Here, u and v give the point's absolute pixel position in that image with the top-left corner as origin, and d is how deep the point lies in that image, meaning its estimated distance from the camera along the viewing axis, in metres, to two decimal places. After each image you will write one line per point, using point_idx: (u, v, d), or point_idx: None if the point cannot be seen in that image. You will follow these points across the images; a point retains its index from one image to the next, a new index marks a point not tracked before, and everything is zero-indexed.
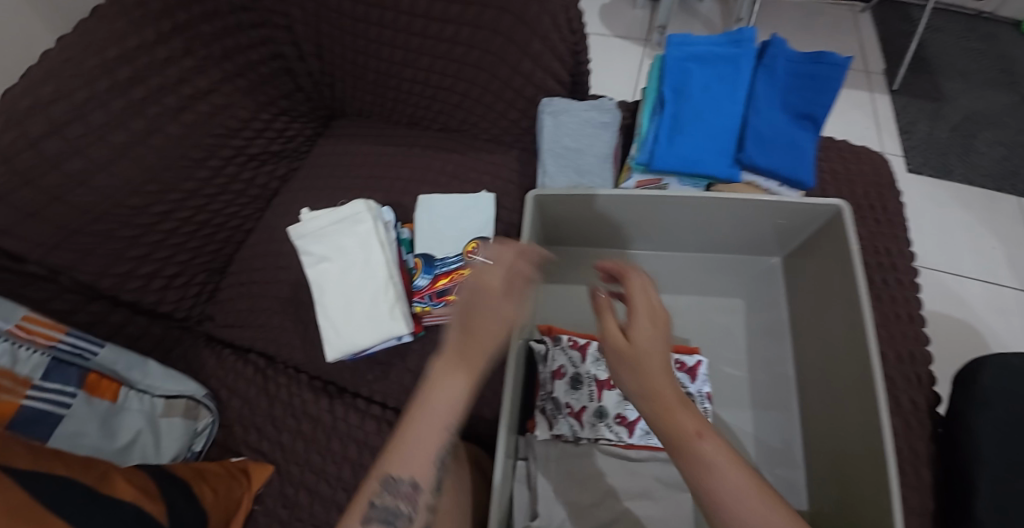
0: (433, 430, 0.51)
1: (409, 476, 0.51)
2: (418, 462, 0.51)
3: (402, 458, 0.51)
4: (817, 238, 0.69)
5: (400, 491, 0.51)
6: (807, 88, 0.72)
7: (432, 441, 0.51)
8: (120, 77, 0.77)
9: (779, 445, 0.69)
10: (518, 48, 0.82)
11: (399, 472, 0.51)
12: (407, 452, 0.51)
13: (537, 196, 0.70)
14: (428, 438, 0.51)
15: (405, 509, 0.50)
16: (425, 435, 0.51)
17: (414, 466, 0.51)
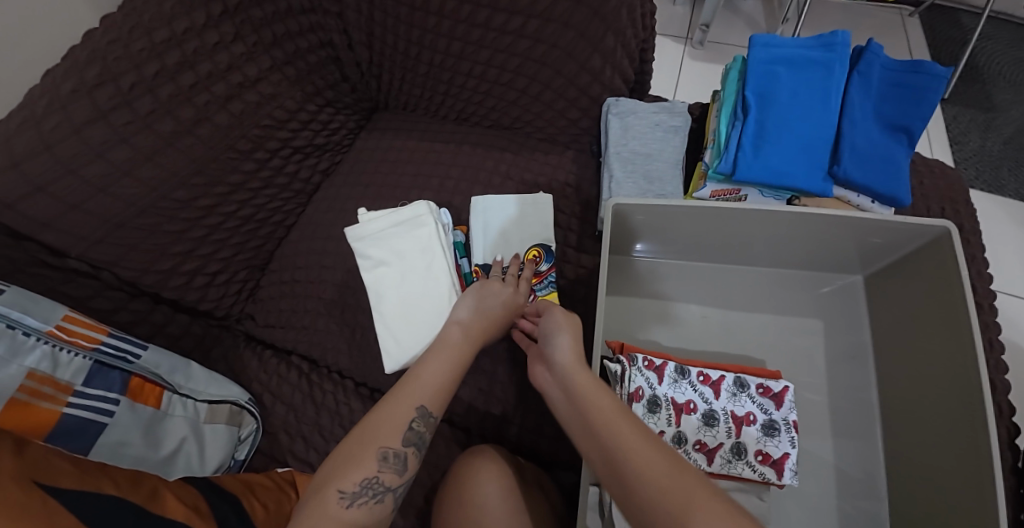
0: (445, 382, 0.55)
1: (435, 408, 0.54)
2: (429, 394, 0.54)
3: (427, 391, 0.54)
4: (913, 259, 0.64)
5: (429, 420, 0.53)
6: (905, 100, 0.68)
7: (439, 385, 0.55)
8: (168, 62, 0.72)
9: (860, 475, 0.64)
10: (588, 44, 0.78)
11: (429, 403, 0.53)
12: (434, 387, 0.54)
13: (615, 204, 0.65)
14: (445, 384, 0.55)
15: (429, 436, 0.54)
16: (432, 382, 0.55)
17: (439, 401, 0.54)
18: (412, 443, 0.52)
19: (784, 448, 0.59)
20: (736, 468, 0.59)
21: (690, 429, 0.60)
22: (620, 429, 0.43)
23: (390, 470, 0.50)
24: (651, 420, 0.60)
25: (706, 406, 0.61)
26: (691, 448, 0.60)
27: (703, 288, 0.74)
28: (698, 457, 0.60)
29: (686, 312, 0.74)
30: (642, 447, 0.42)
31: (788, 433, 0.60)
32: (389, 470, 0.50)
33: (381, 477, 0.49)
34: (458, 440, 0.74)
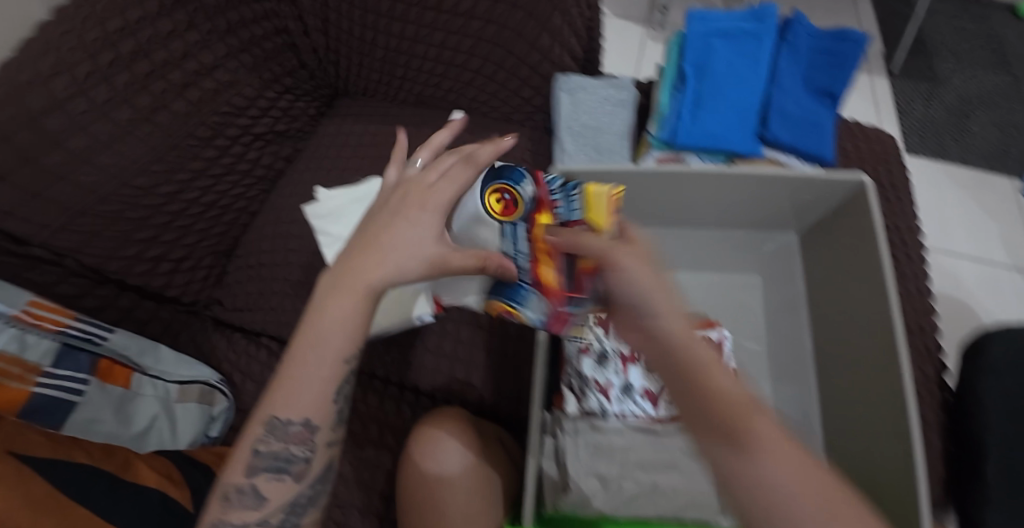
0: (311, 388, 0.48)
1: (293, 417, 0.48)
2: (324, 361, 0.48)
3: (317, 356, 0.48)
4: (839, 214, 0.69)
5: (285, 436, 0.49)
6: (829, 65, 0.73)
7: (316, 378, 0.48)
8: (123, 50, 0.74)
9: (798, 416, 0.69)
10: (537, 23, 0.82)
11: (280, 416, 0.48)
12: (291, 394, 0.48)
13: (561, 171, 0.67)
14: (316, 380, 0.48)
15: (295, 451, 0.49)
16: (304, 379, 0.48)
17: (292, 413, 0.48)
18: (268, 468, 0.49)
19: None
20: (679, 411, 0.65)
21: (636, 378, 0.66)
22: (705, 364, 0.39)
23: (239, 507, 0.48)
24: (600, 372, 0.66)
25: None
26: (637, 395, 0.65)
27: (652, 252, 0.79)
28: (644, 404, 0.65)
29: None
30: (722, 381, 0.39)
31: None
32: (241, 503, 0.48)
33: (229, 515, 0.48)
34: (424, 406, 0.77)
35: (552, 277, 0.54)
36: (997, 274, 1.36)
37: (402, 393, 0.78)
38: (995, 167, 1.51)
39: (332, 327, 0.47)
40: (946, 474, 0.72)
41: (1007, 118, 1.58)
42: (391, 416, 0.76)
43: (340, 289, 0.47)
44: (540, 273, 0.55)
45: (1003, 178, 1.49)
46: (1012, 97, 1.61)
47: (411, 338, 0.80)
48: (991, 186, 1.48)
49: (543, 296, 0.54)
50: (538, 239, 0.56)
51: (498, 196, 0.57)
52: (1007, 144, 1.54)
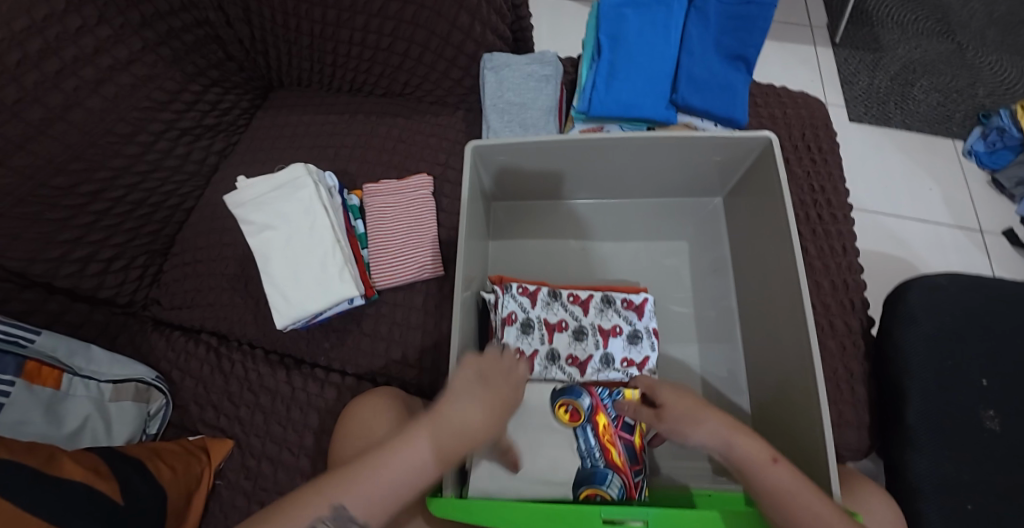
0: (396, 482, 0.50)
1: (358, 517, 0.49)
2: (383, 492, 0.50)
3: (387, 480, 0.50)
4: (751, 173, 0.72)
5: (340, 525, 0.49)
6: (740, 29, 0.73)
7: (385, 489, 0.50)
8: (30, 51, 0.70)
9: (725, 374, 0.71)
10: (453, 1, 0.81)
11: (350, 508, 0.49)
12: (372, 492, 0.49)
13: (475, 145, 0.69)
14: (391, 491, 0.50)
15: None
16: (379, 483, 0.50)
17: (361, 505, 0.49)
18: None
19: (646, 352, 0.66)
20: (606, 375, 0.66)
21: (561, 346, 0.67)
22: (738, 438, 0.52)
23: None
24: (525, 340, 0.66)
25: (576, 323, 0.68)
26: (563, 363, 0.66)
27: (579, 224, 0.80)
28: (571, 371, 0.66)
29: (566, 247, 0.79)
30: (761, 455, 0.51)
31: (650, 340, 0.67)
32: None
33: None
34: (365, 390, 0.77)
35: (620, 458, 0.60)
36: (941, 235, 1.37)
37: (341, 379, 0.78)
38: (939, 130, 1.51)
39: (418, 460, 0.51)
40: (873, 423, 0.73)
41: (951, 83, 1.58)
42: (330, 402, 0.76)
43: (424, 428, 0.52)
44: (611, 457, 0.60)
45: (946, 141, 1.49)
46: (956, 62, 1.61)
47: (349, 323, 0.80)
48: (935, 149, 1.48)
49: (618, 472, 0.60)
50: (606, 442, 0.61)
51: (564, 408, 0.63)
52: (950, 108, 1.54)
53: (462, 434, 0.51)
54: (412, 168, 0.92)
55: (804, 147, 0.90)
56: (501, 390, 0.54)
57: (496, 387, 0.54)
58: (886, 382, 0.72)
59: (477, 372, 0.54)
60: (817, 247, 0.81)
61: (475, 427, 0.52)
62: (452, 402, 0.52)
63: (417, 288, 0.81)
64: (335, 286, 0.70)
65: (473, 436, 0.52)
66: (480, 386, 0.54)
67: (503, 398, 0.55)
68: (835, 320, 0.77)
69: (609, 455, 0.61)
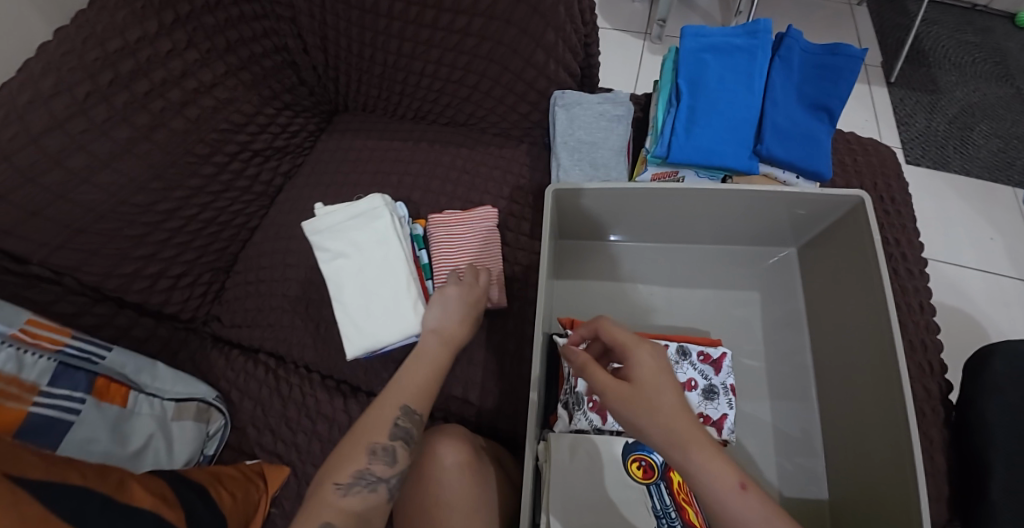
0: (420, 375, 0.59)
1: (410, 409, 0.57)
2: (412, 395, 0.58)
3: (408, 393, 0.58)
4: (834, 229, 0.70)
5: (397, 434, 0.56)
6: (824, 80, 0.72)
7: (420, 396, 0.58)
8: (121, 72, 0.74)
9: (798, 434, 0.68)
10: (531, 40, 0.82)
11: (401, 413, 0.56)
12: (407, 402, 0.57)
13: (555, 189, 0.69)
14: (423, 383, 0.59)
15: (401, 450, 0.55)
16: (408, 395, 0.58)
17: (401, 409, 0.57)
18: (379, 453, 0.54)
19: (723, 410, 0.64)
20: None
21: None
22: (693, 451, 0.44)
23: (358, 494, 0.52)
24: None
25: None
26: None
27: (647, 267, 0.79)
28: None
29: (633, 290, 0.78)
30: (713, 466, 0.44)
31: (727, 396, 0.65)
32: (378, 463, 0.54)
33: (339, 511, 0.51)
34: (422, 424, 0.76)
35: (698, 518, 0.56)
36: (1005, 287, 1.32)
37: None
38: (1000, 177, 1.46)
39: (424, 365, 0.60)
40: (953, 496, 0.69)
41: (1012, 129, 1.53)
42: None
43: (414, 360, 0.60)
44: (688, 517, 0.56)
45: (1007, 189, 1.44)
46: (1017, 107, 1.56)
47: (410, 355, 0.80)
48: (997, 196, 1.43)
49: None
50: (681, 500, 0.57)
51: (637, 462, 0.59)
52: (1011, 155, 1.49)
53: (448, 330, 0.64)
54: (475, 199, 0.92)
55: (876, 198, 0.87)
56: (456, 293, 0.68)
57: (451, 293, 0.68)
58: (969, 453, 0.68)
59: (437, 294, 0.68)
60: (893, 303, 0.78)
61: (449, 319, 0.65)
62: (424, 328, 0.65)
63: (479, 323, 0.80)
64: (404, 320, 0.70)
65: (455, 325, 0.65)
66: (438, 298, 0.67)
67: (457, 284, 0.69)
68: (913, 383, 0.73)
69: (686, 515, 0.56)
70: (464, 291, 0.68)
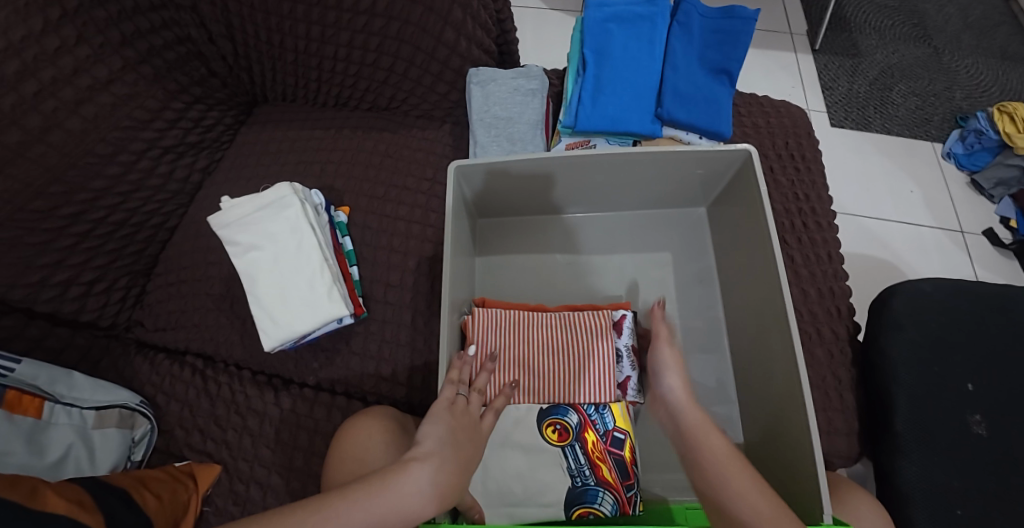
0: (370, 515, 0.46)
1: None
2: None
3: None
4: (730, 186, 0.72)
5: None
6: (722, 42, 0.74)
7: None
8: (6, 72, 0.69)
9: (714, 384, 0.71)
10: (438, 17, 0.81)
11: None
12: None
13: (457, 165, 0.69)
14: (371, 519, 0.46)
15: None
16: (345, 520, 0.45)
17: None
18: None
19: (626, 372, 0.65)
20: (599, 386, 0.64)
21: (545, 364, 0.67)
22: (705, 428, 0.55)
23: None
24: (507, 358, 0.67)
25: None
26: None
27: (562, 236, 0.80)
28: None
29: (552, 261, 0.79)
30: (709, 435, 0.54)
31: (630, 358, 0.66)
32: None
33: None
34: (354, 409, 0.77)
35: (612, 474, 0.60)
36: (923, 236, 1.39)
37: (331, 399, 0.77)
38: (918, 134, 1.53)
39: (415, 484, 0.48)
40: (862, 431, 0.73)
41: (928, 87, 1.60)
42: (320, 422, 0.76)
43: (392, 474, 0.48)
44: (602, 474, 0.60)
45: (926, 144, 1.51)
46: (933, 66, 1.64)
47: (338, 342, 0.79)
48: (916, 152, 1.50)
49: (610, 489, 0.60)
50: (594, 458, 0.61)
51: (552, 427, 0.62)
52: (928, 112, 1.56)
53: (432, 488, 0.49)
54: (399, 182, 0.89)
55: (787, 156, 0.90)
56: (469, 446, 0.53)
57: (462, 444, 0.52)
58: (875, 389, 0.72)
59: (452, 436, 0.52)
60: (802, 255, 0.82)
61: (445, 477, 0.49)
62: (427, 450, 0.50)
63: (405, 304, 0.80)
64: (324, 306, 0.69)
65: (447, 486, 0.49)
66: (452, 442, 0.52)
67: (474, 437, 0.54)
68: (822, 328, 0.77)
69: (598, 470, 0.61)
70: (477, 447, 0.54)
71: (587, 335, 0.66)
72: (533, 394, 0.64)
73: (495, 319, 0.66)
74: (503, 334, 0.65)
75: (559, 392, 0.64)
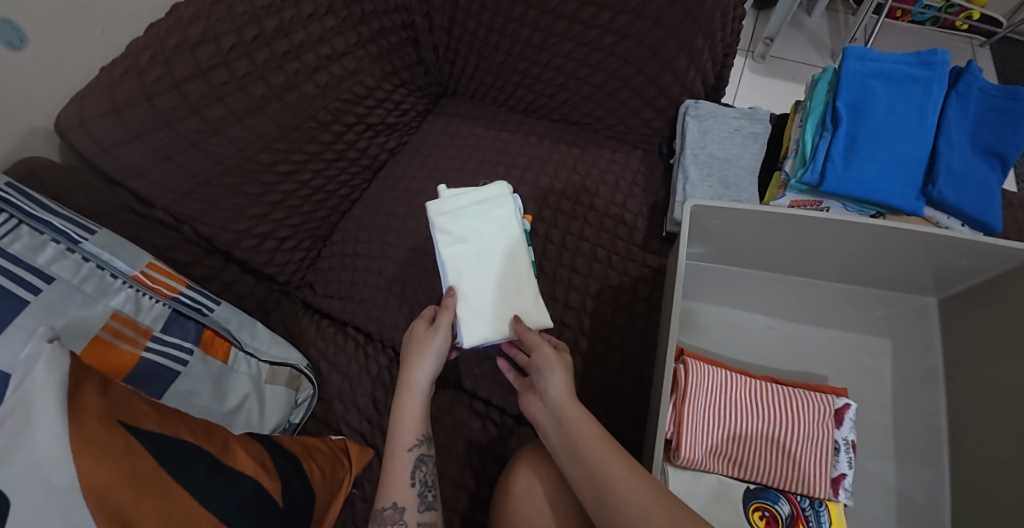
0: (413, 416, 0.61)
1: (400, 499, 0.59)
2: (411, 430, 0.61)
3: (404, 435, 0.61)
4: (991, 285, 0.62)
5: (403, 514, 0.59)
6: (1000, 124, 0.66)
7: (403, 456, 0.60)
8: (266, 29, 0.72)
9: (926, 502, 0.63)
10: (677, 43, 0.78)
11: (392, 494, 0.59)
12: (397, 430, 0.61)
13: (695, 204, 0.64)
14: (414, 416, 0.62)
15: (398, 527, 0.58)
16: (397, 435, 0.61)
17: (398, 481, 0.60)
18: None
19: (842, 469, 0.58)
20: (817, 484, 0.58)
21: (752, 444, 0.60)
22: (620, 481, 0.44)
23: None
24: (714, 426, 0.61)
25: None
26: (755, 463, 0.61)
27: (769, 298, 0.74)
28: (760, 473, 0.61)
29: (751, 322, 0.74)
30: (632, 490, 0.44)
31: (848, 454, 0.59)
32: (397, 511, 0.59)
33: None
34: (510, 427, 0.74)
35: None
36: None
37: (486, 409, 0.76)
38: None
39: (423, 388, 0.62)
40: None
41: None
42: (476, 433, 0.74)
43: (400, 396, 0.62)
44: None
45: None
46: None
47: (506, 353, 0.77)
48: None
49: None
50: None
51: (757, 511, 0.58)
52: None
53: (588, 479, 0.46)
54: (585, 201, 0.87)
55: None
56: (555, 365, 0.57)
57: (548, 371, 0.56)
58: None
59: (568, 416, 0.51)
60: None
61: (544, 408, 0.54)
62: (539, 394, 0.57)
63: (580, 330, 0.77)
64: (531, 313, 0.68)
65: (617, 494, 0.44)
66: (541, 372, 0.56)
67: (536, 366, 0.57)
68: None
69: None
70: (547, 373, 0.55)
71: (808, 421, 0.59)
72: (737, 470, 0.59)
73: (706, 375, 0.61)
74: (713, 394, 0.60)
75: (774, 476, 0.58)
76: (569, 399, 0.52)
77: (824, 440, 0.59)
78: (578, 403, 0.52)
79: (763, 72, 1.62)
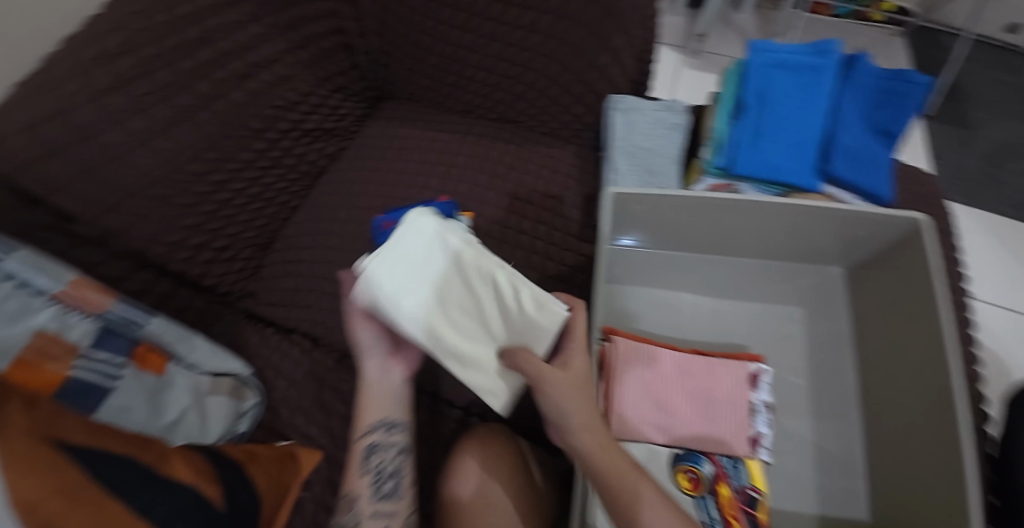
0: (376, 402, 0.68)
1: (355, 488, 0.64)
2: (372, 415, 0.68)
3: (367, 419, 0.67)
4: (887, 252, 0.69)
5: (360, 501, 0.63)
6: (887, 104, 0.73)
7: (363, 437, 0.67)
8: (190, 38, 0.73)
9: (839, 453, 0.68)
10: (598, 41, 0.82)
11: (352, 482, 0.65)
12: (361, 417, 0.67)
13: (615, 192, 0.68)
14: (380, 403, 0.68)
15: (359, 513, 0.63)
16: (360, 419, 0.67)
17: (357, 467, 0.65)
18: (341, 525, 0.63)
19: (759, 428, 0.63)
20: (734, 441, 0.62)
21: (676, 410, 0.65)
22: None
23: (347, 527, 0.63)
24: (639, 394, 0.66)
25: None
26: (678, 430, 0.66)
27: (694, 276, 0.78)
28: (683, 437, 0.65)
29: (679, 300, 0.78)
30: None
31: (764, 414, 0.64)
32: (354, 498, 0.64)
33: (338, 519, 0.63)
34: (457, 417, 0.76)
35: None
36: None
37: (433, 403, 0.78)
38: None
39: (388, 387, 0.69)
40: None
41: None
42: (424, 425, 0.76)
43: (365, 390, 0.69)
44: None
45: None
46: None
47: None
48: None
49: None
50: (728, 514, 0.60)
51: (685, 474, 0.62)
52: None
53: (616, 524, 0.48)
54: (522, 196, 0.89)
55: None
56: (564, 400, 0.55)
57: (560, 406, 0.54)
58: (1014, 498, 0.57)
59: (594, 460, 0.51)
60: None
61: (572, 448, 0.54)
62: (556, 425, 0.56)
63: None
64: (541, 320, 0.61)
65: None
66: (553, 406, 0.55)
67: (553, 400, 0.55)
68: None
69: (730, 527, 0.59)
70: (568, 409, 0.54)
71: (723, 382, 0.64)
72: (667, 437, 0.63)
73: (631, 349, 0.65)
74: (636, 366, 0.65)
75: (698, 439, 0.63)
76: (591, 438, 0.52)
77: (738, 400, 0.63)
78: (603, 434, 0.53)
79: (697, 67, 1.68)
